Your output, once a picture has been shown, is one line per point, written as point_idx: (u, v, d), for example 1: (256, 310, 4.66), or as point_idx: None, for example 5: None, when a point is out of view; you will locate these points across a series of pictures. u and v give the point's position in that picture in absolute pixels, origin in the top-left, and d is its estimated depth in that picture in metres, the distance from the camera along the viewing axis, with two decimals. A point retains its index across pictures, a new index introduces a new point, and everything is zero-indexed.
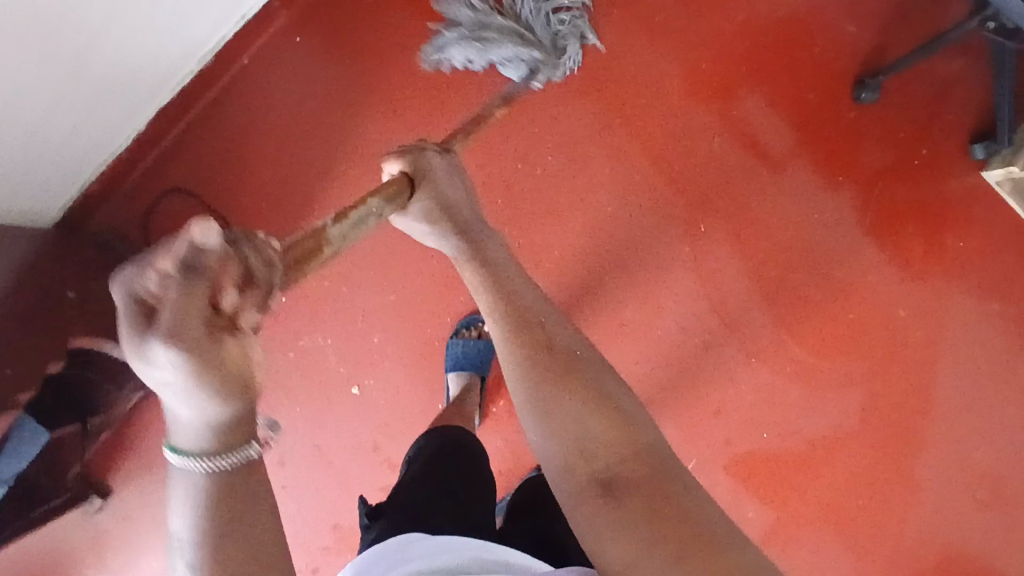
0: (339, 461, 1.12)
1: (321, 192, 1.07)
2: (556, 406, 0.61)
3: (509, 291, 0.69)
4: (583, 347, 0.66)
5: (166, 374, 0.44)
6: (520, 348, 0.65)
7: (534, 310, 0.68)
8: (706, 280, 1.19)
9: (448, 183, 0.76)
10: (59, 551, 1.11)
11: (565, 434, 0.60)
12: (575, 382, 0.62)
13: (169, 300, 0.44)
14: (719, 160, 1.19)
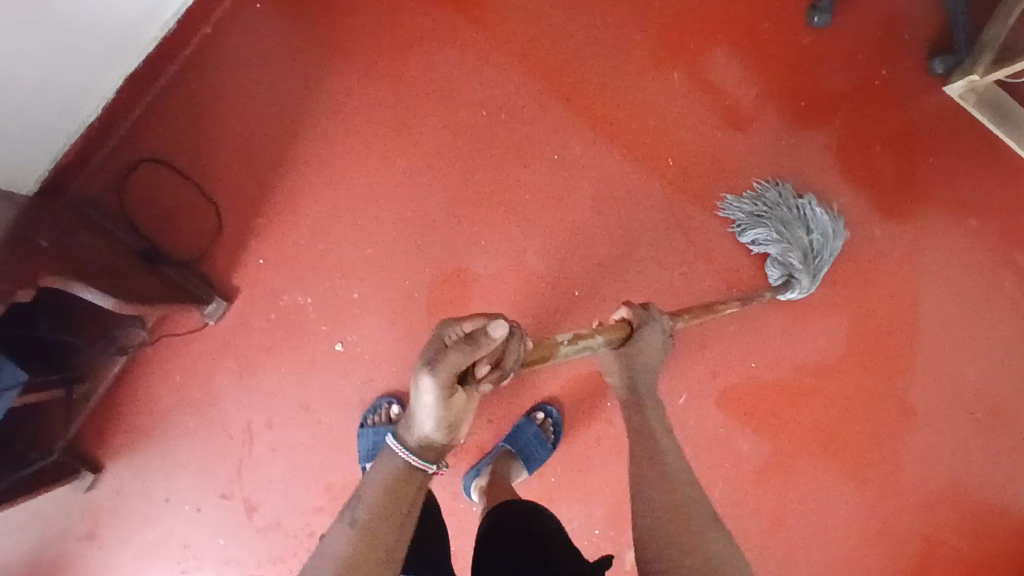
0: (327, 417, 1.11)
1: (293, 149, 1.13)
2: (686, 540, 0.71)
3: (660, 454, 0.82)
4: (718, 523, 0.74)
5: (425, 388, 0.67)
6: (661, 493, 0.76)
7: (679, 476, 0.79)
8: (680, 212, 1.18)
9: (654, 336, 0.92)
10: (54, 527, 1.11)
11: (682, 560, 0.69)
12: (697, 525, 0.73)
13: (452, 357, 0.66)
14: (684, 93, 1.19)
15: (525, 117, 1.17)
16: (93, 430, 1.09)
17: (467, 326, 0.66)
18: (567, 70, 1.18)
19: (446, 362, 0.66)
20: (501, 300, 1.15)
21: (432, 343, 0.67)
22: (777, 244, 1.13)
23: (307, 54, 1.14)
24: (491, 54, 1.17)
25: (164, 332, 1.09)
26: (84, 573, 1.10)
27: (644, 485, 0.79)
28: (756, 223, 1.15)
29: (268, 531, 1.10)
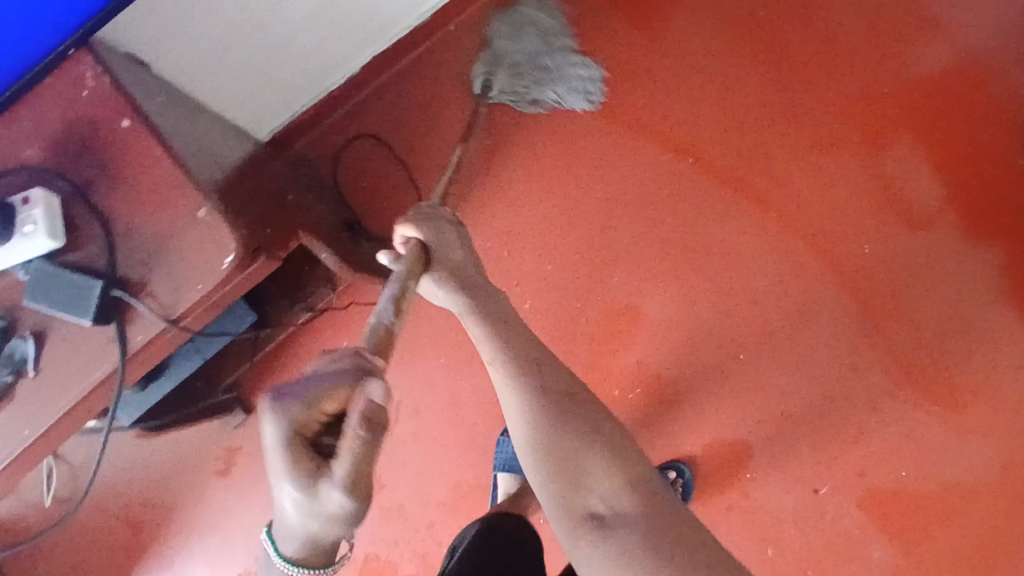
0: (471, 417, 1.12)
1: (500, 159, 1.20)
2: (559, 443, 0.65)
3: (514, 346, 0.69)
4: (572, 394, 0.68)
5: (325, 503, 0.45)
6: (520, 399, 0.67)
7: (533, 366, 0.68)
8: (859, 298, 1.12)
9: (444, 241, 0.74)
10: (190, 458, 1.15)
11: (563, 474, 0.64)
12: (559, 421, 0.66)
13: (350, 458, 0.44)
14: (890, 179, 1.12)
15: (724, 174, 1.16)
16: (259, 377, 1.13)
17: (334, 405, 0.48)
18: (775, 135, 1.16)
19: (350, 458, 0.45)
20: (662, 346, 1.15)
21: (293, 450, 0.46)
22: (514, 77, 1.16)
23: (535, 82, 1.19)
24: (706, 106, 1.17)
25: (353, 300, 1.12)
26: (206, 508, 1.14)
27: (507, 393, 0.68)
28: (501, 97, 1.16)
29: (390, 513, 1.13)
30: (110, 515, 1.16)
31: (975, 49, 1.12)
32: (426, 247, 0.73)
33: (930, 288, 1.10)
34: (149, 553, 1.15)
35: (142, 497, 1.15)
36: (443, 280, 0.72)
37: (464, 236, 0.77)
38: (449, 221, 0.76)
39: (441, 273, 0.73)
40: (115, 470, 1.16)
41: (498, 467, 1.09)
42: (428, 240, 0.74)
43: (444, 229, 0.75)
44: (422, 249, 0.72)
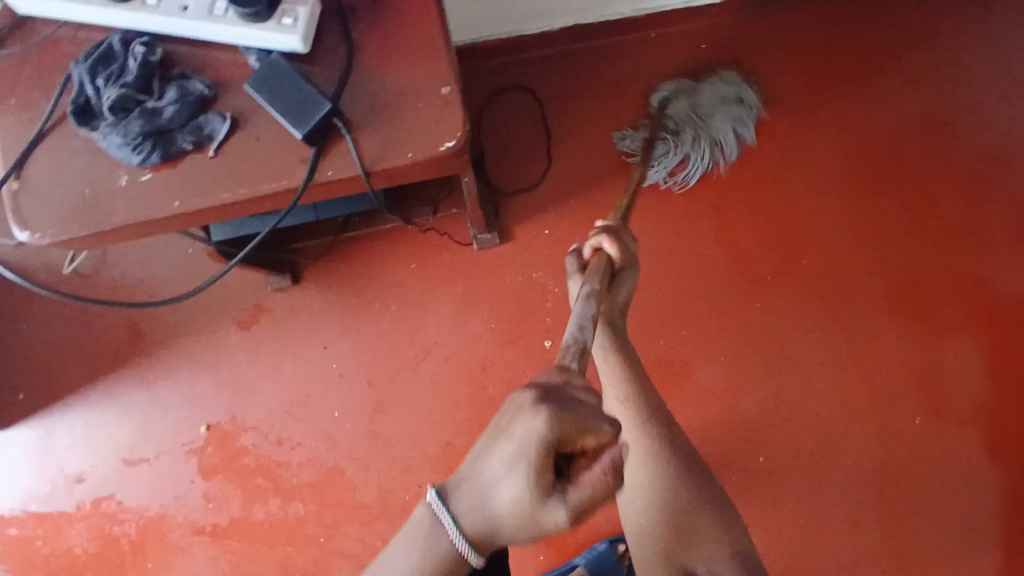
0: (492, 388, 1.10)
1: (632, 167, 1.17)
2: (671, 494, 0.61)
3: (641, 386, 0.68)
4: (694, 459, 0.64)
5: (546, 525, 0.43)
6: (637, 441, 0.65)
7: (656, 413, 0.67)
8: (891, 461, 1.11)
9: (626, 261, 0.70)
10: (217, 296, 1.13)
11: (665, 521, 0.61)
12: (675, 473, 0.63)
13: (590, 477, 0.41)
14: (966, 372, 1.13)
15: (826, 287, 1.16)
16: (325, 256, 1.13)
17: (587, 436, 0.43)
18: (886, 277, 1.16)
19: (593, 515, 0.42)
20: (695, 415, 1.13)
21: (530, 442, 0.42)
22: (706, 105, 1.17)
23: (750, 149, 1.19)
24: (839, 220, 1.18)
25: (449, 234, 1.13)
26: (209, 349, 1.12)
27: (627, 429, 0.66)
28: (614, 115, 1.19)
29: (375, 438, 1.10)
30: (117, 312, 1.13)
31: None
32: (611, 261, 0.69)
33: (956, 485, 1.10)
34: (133, 364, 1.12)
35: (155, 310, 1.13)
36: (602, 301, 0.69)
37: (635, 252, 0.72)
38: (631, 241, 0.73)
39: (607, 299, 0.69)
40: (139, 273, 1.13)
41: None
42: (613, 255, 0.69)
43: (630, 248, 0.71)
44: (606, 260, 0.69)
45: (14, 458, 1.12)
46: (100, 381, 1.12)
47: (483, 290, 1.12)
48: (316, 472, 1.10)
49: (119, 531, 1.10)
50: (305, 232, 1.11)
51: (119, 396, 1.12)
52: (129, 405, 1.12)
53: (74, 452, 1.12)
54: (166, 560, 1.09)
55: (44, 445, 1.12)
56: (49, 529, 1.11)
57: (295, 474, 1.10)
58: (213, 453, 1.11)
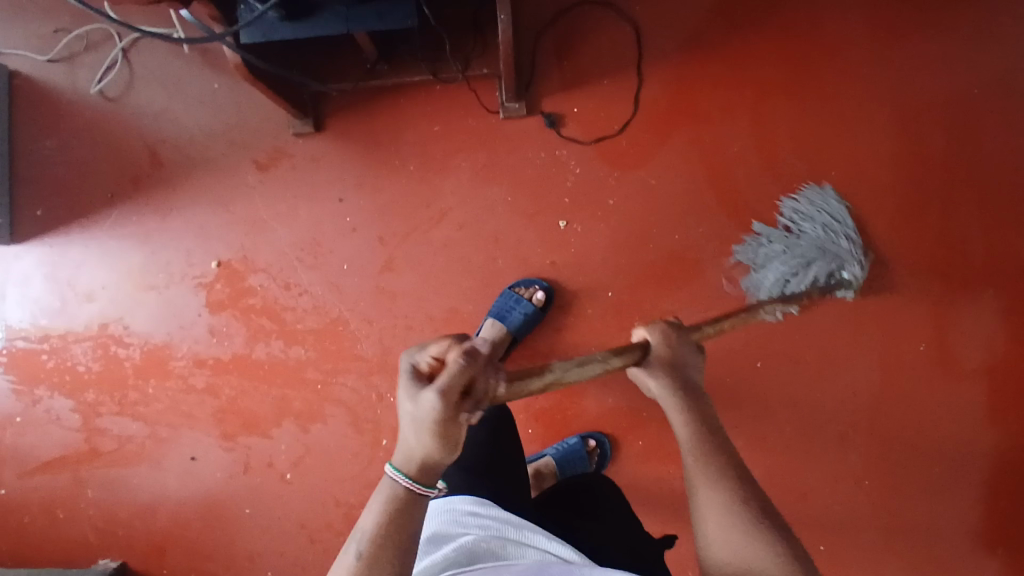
0: (502, 262, 1.11)
1: (671, 53, 1.13)
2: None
3: (719, 440, 0.57)
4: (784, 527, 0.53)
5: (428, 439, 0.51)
6: (728, 527, 0.53)
7: (751, 498, 0.54)
8: (886, 383, 1.12)
9: (670, 347, 0.63)
10: (239, 134, 1.12)
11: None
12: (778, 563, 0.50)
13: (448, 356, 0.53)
14: (978, 305, 1.11)
15: (850, 200, 1.14)
16: (349, 103, 1.11)
17: (435, 350, 0.54)
18: (912, 203, 1.13)
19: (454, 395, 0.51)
20: (700, 314, 1.14)
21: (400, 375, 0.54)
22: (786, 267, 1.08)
23: (780, 51, 1.14)
24: (878, 136, 1.14)
25: (476, 94, 1.10)
26: (227, 186, 1.12)
27: (713, 503, 0.54)
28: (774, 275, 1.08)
29: (382, 294, 1.11)
30: (139, 136, 1.13)
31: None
32: (648, 346, 0.64)
33: (942, 418, 1.11)
34: (152, 192, 1.13)
35: (176, 138, 1.13)
36: (655, 372, 0.62)
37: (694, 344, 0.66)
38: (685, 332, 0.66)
39: (652, 368, 0.63)
40: (165, 99, 1.13)
41: (491, 313, 1.08)
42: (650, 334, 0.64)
43: (674, 336, 0.65)
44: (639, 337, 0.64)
45: (27, 271, 1.15)
46: (118, 204, 1.14)
47: (506, 159, 1.11)
48: (320, 319, 1.11)
49: (123, 354, 1.13)
50: (330, 60, 1.07)
51: (136, 222, 1.13)
52: (146, 232, 1.13)
53: (87, 270, 1.14)
54: (168, 386, 1.13)
55: (57, 262, 1.14)
56: (56, 343, 1.14)
57: (300, 319, 1.11)
58: (223, 289, 1.12)
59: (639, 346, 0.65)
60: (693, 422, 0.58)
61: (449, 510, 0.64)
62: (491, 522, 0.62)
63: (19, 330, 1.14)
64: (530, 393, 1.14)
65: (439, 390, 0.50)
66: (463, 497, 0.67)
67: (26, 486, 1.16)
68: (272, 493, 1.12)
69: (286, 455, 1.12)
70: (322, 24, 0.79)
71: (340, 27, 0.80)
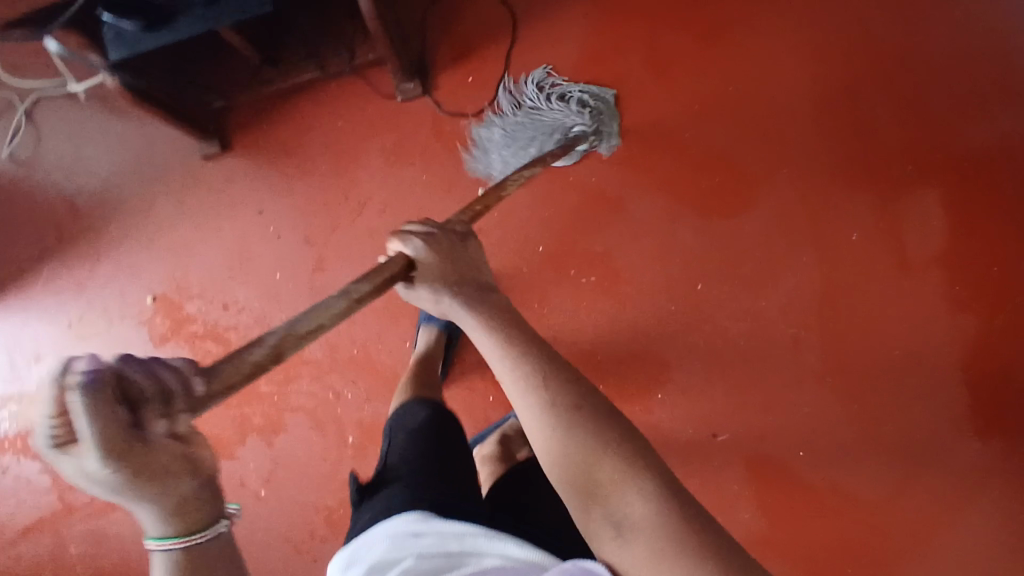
0: None
1: (556, 11, 1.17)
2: (571, 450, 0.48)
3: (512, 329, 0.55)
4: (576, 377, 0.52)
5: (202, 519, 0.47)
6: (527, 398, 0.51)
7: (545, 364, 0.53)
8: (827, 280, 1.13)
9: (429, 253, 0.61)
10: (151, 169, 1.15)
11: (574, 482, 0.47)
12: (571, 416, 0.49)
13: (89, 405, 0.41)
14: (900, 187, 1.13)
15: (755, 111, 1.16)
16: (256, 120, 1.15)
17: None
18: (818, 102, 1.16)
19: (127, 453, 0.41)
20: (632, 248, 1.15)
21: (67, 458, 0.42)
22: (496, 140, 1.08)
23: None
24: (768, 49, 1.17)
25: (374, 84, 1.13)
26: (148, 222, 1.14)
27: (515, 404, 0.53)
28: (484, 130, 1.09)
29: (319, 294, 1.11)
30: (53, 190, 1.16)
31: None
32: (413, 262, 0.62)
33: (892, 301, 1.11)
34: (77, 241, 1.15)
35: (90, 185, 1.15)
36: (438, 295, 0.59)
37: (459, 241, 0.65)
38: (446, 229, 0.65)
39: (422, 282, 0.61)
40: (74, 151, 1.16)
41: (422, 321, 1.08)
42: (414, 256, 0.61)
43: (435, 241, 0.62)
44: (400, 262, 0.61)
45: None
46: (47, 261, 1.15)
47: (413, 139, 1.13)
48: (261, 331, 1.11)
49: None
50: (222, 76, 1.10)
51: (67, 274, 1.15)
52: (79, 282, 1.15)
53: (26, 330, 1.15)
54: None
55: None
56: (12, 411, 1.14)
57: (243, 335, 1.11)
58: (162, 321, 1.13)
59: (396, 260, 0.61)
60: (488, 324, 0.56)
61: (394, 532, 0.60)
62: (433, 538, 0.58)
63: None
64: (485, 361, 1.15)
65: (94, 448, 0.40)
66: (412, 514, 0.62)
67: (9, 558, 1.15)
68: (248, 511, 1.13)
69: (257, 472, 1.13)
70: (182, 29, 0.83)
71: (199, 28, 0.84)
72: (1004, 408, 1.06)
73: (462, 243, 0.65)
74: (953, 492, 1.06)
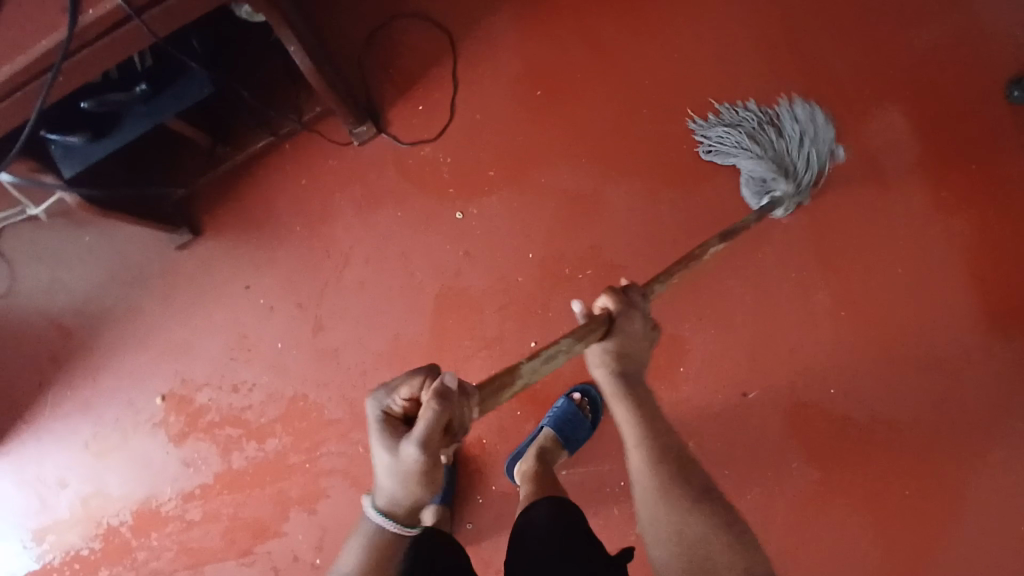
0: (420, 272, 1.11)
1: (487, 22, 1.16)
2: (687, 529, 0.59)
3: (657, 424, 0.67)
4: (701, 479, 0.63)
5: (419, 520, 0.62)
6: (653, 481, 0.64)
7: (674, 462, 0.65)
8: (816, 218, 1.13)
9: (625, 331, 0.70)
10: (130, 273, 1.14)
11: (682, 555, 0.59)
12: (687, 506, 0.61)
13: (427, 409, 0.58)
14: (863, 112, 1.14)
15: (706, 70, 1.16)
16: (221, 200, 1.14)
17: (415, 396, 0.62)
18: (765, 47, 1.16)
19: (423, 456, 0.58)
20: (620, 234, 1.11)
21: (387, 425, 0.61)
22: (751, 163, 1.05)
23: None
24: (703, 8, 1.17)
25: (326, 134, 1.13)
26: (140, 324, 1.13)
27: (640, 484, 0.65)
28: (712, 136, 1.09)
29: (324, 355, 1.11)
30: (39, 316, 1.15)
31: (971, 9, 1.14)
32: (610, 316, 0.70)
33: (886, 222, 1.12)
34: (74, 360, 1.14)
35: (74, 302, 1.14)
36: (603, 357, 0.70)
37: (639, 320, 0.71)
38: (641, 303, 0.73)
39: (611, 342, 0.70)
40: (51, 272, 1.15)
41: None
42: (614, 311, 0.71)
43: (632, 316, 0.71)
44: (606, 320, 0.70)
45: None
46: (49, 388, 1.14)
47: (380, 182, 1.13)
48: (279, 405, 1.10)
49: (115, 523, 1.11)
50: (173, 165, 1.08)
51: (73, 394, 1.14)
52: (85, 401, 1.13)
53: (46, 459, 1.13)
54: (169, 533, 1.10)
55: (19, 466, 1.14)
56: (51, 543, 1.12)
57: (261, 413, 1.10)
58: (177, 419, 1.12)
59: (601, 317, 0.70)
60: (637, 412, 0.68)
61: None
62: None
63: (8, 545, 1.13)
64: (502, 380, 1.11)
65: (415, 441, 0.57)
66: None
67: None
68: None
69: (308, 542, 1.07)
70: (127, 130, 0.82)
71: (143, 127, 0.83)
72: (1017, 299, 1.08)
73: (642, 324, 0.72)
74: (991, 393, 1.06)
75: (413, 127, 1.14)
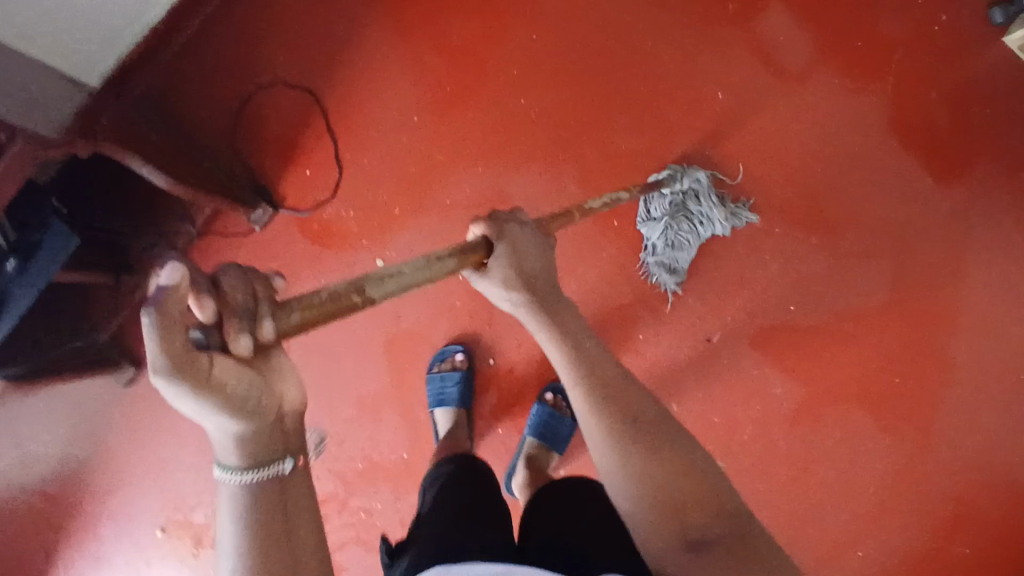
0: (362, 328, 1.12)
1: (341, 68, 1.14)
2: (653, 476, 0.54)
3: (593, 359, 0.59)
4: (655, 413, 0.58)
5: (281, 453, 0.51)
6: (607, 421, 0.57)
7: (624, 398, 0.58)
8: (721, 147, 1.14)
9: (517, 253, 0.62)
10: (94, 421, 1.15)
11: (648, 502, 0.53)
12: (647, 450, 0.55)
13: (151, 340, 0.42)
14: (732, 29, 1.13)
15: (568, 41, 1.14)
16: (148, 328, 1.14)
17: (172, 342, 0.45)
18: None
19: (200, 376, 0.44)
20: None
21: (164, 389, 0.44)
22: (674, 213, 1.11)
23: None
24: None
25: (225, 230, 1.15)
26: (119, 466, 1.15)
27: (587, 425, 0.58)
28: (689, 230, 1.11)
29: (300, 434, 1.14)
30: (22, 492, 1.16)
31: None
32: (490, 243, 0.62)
33: (789, 125, 1.12)
34: (71, 521, 1.16)
35: (50, 467, 1.15)
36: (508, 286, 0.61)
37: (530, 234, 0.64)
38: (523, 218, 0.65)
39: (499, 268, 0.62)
40: (18, 448, 1.16)
41: None
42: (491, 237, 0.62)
43: (514, 231, 0.63)
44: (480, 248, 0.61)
45: None
46: (58, 554, 1.16)
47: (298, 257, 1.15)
48: None
49: None
50: None
51: (81, 552, 1.15)
52: (94, 554, 1.15)
53: None
54: None
55: None
56: None
57: None
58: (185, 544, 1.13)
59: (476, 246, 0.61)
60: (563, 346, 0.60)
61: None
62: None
63: None
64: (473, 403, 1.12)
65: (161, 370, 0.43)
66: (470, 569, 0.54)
67: None
68: None
69: None
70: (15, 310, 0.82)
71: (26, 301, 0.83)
72: (930, 159, 1.10)
73: (534, 236, 0.64)
74: (932, 256, 1.10)
75: (308, 193, 1.14)
